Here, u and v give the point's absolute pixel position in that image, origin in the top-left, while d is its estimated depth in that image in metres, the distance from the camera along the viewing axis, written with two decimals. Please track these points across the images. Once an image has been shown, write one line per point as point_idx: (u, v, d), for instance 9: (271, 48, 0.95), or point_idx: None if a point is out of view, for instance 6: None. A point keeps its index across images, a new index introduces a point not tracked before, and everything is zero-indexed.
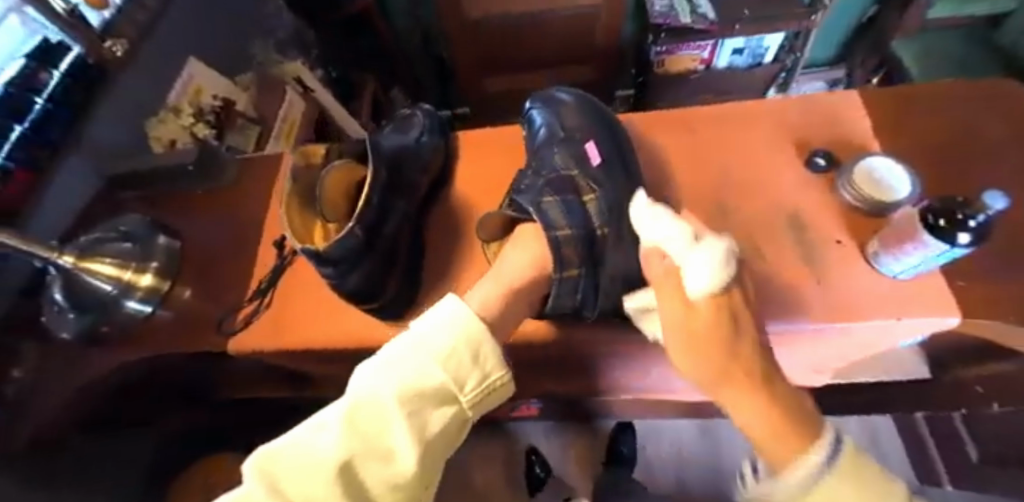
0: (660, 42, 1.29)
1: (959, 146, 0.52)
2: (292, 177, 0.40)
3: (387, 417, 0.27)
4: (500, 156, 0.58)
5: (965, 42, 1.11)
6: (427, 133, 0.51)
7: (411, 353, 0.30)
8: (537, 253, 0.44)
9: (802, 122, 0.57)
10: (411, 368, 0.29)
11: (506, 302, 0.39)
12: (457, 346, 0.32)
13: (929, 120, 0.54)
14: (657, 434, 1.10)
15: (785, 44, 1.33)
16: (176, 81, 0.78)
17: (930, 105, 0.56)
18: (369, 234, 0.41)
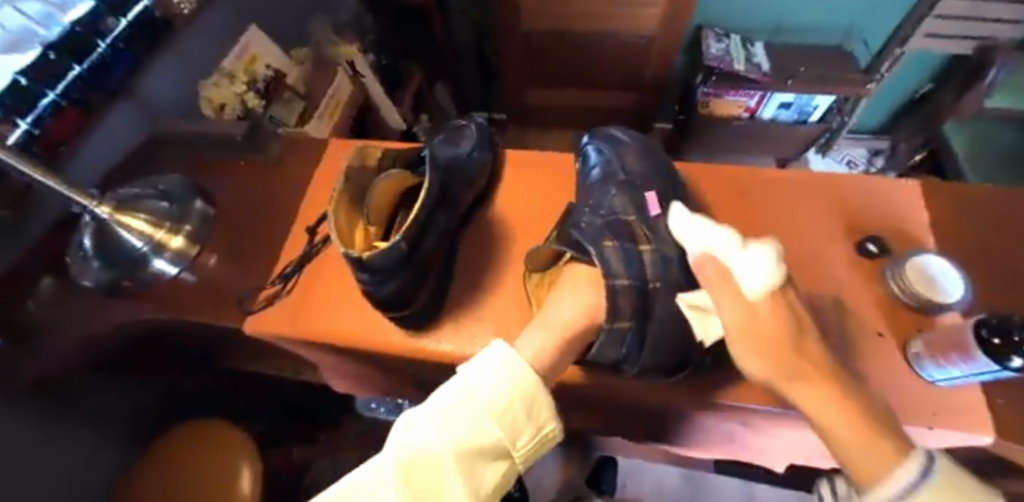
0: (708, 83, 1.28)
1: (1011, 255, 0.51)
2: (347, 175, 0.40)
3: (445, 474, 0.28)
4: (548, 184, 0.58)
5: (1019, 137, 1.09)
6: (478, 149, 0.51)
7: (468, 405, 0.31)
8: (592, 302, 0.44)
9: (855, 201, 0.55)
10: (469, 422, 0.30)
11: (558, 352, 0.40)
12: (513, 402, 0.32)
13: (983, 224, 0.53)
14: (640, 474, 1.08)
15: (834, 106, 1.32)
16: (235, 47, 0.78)
17: (988, 209, 0.54)
18: (410, 247, 0.40)
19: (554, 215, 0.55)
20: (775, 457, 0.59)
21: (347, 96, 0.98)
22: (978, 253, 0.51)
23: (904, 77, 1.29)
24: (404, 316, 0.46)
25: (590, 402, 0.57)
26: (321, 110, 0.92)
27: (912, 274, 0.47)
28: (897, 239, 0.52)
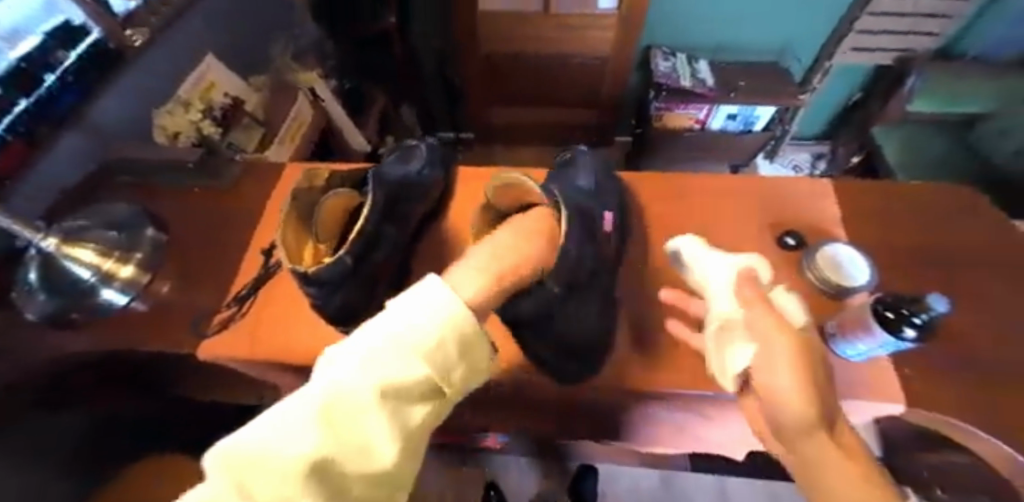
0: (660, 98, 1.35)
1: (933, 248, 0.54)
2: (292, 198, 0.41)
3: (378, 406, 0.23)
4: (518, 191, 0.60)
5: (939, 138, 1.19)
6: (428, 166, 0.53)
7: (393, 340, 0.25)
8: (535, 249, 0.42)
9: (782, 204, 0.59)
10: (400, 355, 0.25)
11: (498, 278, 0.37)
12: (445, 338, 0.27)
13: (905, 221, 0.57)
14: (618, 479, 1.08)
15: (777, 116, 1.40)
16: (190, 74, 0.80)
17: (915, 207, 0.58)
18: (356, 263, 0.42)
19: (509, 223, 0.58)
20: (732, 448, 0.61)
21: (309, 121, 0.98)
22: (896, 245, 0.54)
23: (835, 88, 1.40)
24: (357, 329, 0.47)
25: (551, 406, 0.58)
26: (283, 134, 0.92)
27: (824, 262, 0.51)
28: (819, 234, 0.55)
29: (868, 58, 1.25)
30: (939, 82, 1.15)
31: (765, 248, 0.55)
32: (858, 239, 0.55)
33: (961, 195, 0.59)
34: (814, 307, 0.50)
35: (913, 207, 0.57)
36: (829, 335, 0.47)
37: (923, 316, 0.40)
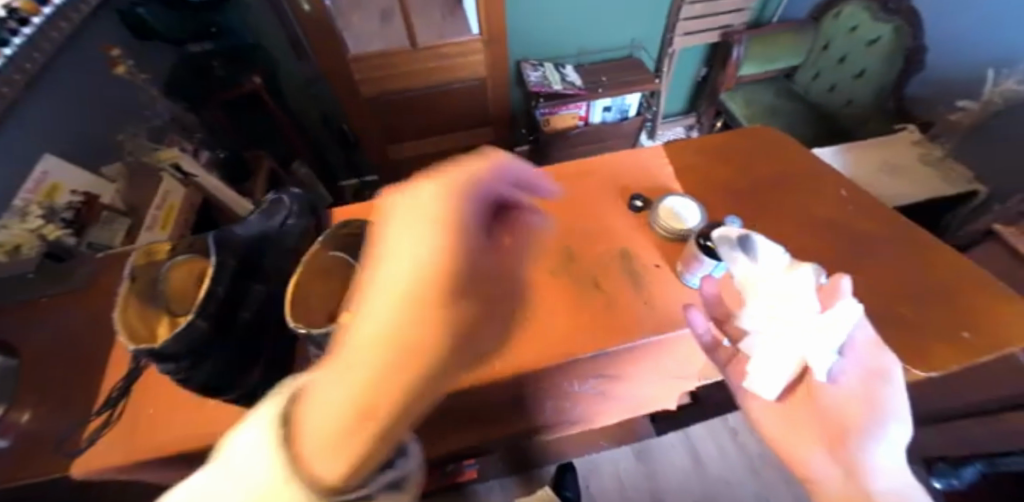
0: (542, 105, 1.43)
1: (788, 173, 0.55)
2: (129, 276, 0.34)
3: (294, 433, 0.20)
4: None
5: (772, 91, 1.41)
6: (294, 216, 0.48)
7: (326, 347, 0.21)
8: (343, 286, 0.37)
9: (645, 166, 0.56)
10: (323, 361, 0.20)
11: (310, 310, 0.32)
12: (356, 349, 0.20)
13: (761, 155, 0.57)
14: (595, 468, 1.11)
15: (646, 101, 1.54)
16: (26, 180, 0.72)
17: (759, 141, 0.59)
18: (215, 326, 0.34)
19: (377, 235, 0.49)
20: (652, 396, 0.63)
21: (182, 197, 0.92)
22: (730, 178, 0.55)
23: (684, 68, 1.58)
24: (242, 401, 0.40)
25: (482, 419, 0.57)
26: (152, 221, 0.85)
27: (664, 215, 0.50)
28: (660, 189, 0.54)
29: (699, 40, 1.45)
30: (757, 47, 1.35)
31: (617, 212, 0.52)
32: (700, 180, 0.55)
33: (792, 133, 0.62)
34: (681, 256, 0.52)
35: (756, 141, 0.58)
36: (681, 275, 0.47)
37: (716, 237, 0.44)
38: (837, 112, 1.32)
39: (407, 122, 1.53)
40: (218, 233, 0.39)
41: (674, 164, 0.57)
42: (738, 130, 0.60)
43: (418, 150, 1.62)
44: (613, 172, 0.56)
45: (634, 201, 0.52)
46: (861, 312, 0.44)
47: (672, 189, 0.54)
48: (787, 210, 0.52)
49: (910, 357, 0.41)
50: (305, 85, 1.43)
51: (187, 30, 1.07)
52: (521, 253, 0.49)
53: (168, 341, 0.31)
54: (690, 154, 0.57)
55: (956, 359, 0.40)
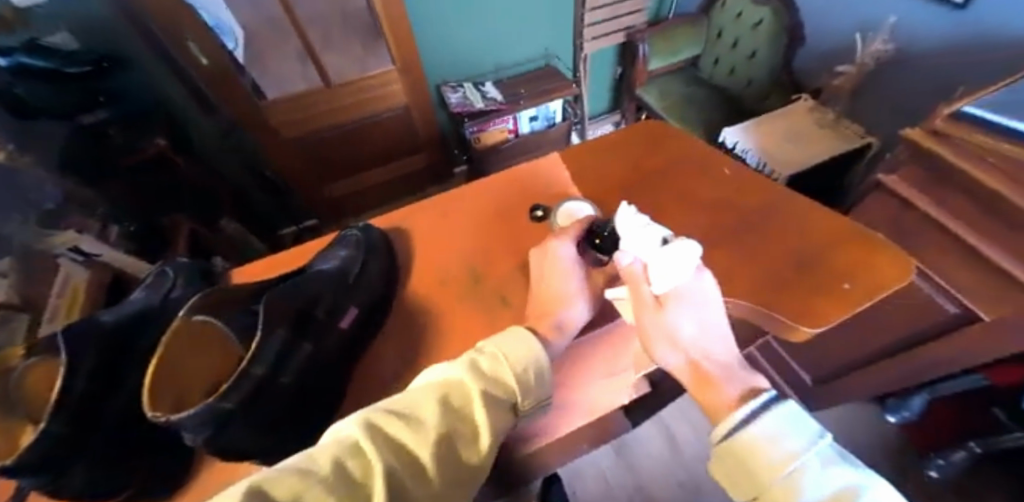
0: (469, 124, 1.45)
1: (680, 163, 0.59)
2: None
3: (407, 406, 0.28)
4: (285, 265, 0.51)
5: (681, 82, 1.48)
6: (180, 287, 0.47)
7: (426, 375, 0.32)
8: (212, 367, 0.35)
9: (546, 176, 0.58)
10: (426, 378, 0.31)
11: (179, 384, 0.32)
12: (439, 382, 0.31)
13: (652, 151, 0.60)
14: (579, 473, 1.10)
15: (568, 105, 1.58)
16: None
17: (649, 137, 0.62)
18: (80, 425, 0.32)
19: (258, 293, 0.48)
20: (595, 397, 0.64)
21: (87, 278, 0.91)
22: (626, 178, 0.57)
23: (598, 69, 1.64)
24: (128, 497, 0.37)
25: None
26: (53, 312, 0.81)
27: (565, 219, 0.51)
28: (558, 195, 0.56)
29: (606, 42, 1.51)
30: (661, 41, 1.42)
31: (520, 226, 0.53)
32: (600, 181, 0.57)
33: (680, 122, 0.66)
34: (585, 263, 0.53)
35: (647, 137, 0.62)
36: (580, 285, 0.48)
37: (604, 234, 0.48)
38: (741, 92, 1.41)
39: (337, 161, 1.51)
40: (81, 323, 0.37)
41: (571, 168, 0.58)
42: (631, 128, 0.63)
43: (354, 186, 1.60)
44: (517, 187, 0.57)
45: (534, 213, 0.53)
46: (754, 285, 0.48)
47: (570, 194, 0.56)
48: (680, 199, 0.55)
49: (802, 317, 0.45)
50: (222, 139, 1.38)
51: (76, 100, 1.01)
52: (431, 284, 0.49)
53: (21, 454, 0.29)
54: (588, 158, 0.60)
55: (839, 312, 0.45)
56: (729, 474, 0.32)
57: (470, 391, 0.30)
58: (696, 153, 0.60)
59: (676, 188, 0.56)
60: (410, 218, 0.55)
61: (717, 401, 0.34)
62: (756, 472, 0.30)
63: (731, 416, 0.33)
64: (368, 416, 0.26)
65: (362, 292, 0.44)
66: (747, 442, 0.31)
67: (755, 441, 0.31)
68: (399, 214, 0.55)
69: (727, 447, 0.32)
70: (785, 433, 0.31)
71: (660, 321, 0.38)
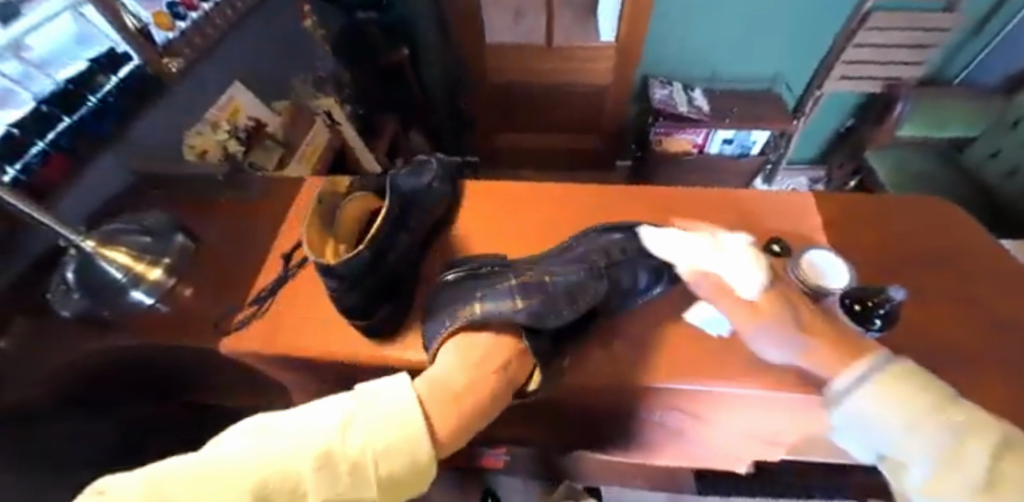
0: (659, 123, 1.39)
1: (943, 259, 0.53)
2: (318, 199, 0.42)
3: (282, 466, 0.30)
4: (509, 214, 0.60)
5: (935, 158, 1.26)
6: (439, 180, 0.55)
7: (394, 418, 0.33)
8: (470, 363, 0.40)
9: (774, 212, 0.58)
10: (399, 438, 0.33)
11: (459, 407, 0.37)
12: (396, 468, 0.32)
13: (904, 231, 0.56)
14: None
15: (771, 142, 1.45)
16: (217, 100, 0.84)
17: (901, 214, 0.58)
18: (376, 260, 0.42)
19: (495, 242, 0.58)
20: (736, 450, 0.60)
21: (326, 138, 1.08)
22: (880, 251, 0.54)
23: (827, 115, 1.47)
24: (367, 326, 0.47)
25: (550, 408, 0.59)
26: (302, 154, 1.01)
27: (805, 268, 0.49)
28: (800, 238, 0.55)
29: (856, 87, 1.34)
30: (927, 104, 1.27)
31: None
32: (855, 243, 0.55)
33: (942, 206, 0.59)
34: None
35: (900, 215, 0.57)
36: None
37: (885, 307, 0.44)
38: (1012, 203, 1.13)
39: (522, 114, 1.52)
40: (390, 186, 0.47)
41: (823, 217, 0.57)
42: (875, 198, 0.60)
43: (524, 144, 1.61)
44: (737, 214, 0.58)
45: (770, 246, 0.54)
46: None
47: (816, 240, 0.55)
48: (936, 297, 0.50)
49: None
50: (443, 59, 1.45)
51: None
52: None
53: (342, 263, 0.39)
54: (849, 215, 0.57)
55: None
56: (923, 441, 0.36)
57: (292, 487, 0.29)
58: (968, 255, 0.54)
59: (929, 282, 0.51)
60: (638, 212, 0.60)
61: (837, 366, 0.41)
62: (931, 403, 0.37)
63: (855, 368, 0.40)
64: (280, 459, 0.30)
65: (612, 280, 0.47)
66: (908, 377, 0.38)
67: (904, 376, 0.38)
68: (620, 204, 0.61)
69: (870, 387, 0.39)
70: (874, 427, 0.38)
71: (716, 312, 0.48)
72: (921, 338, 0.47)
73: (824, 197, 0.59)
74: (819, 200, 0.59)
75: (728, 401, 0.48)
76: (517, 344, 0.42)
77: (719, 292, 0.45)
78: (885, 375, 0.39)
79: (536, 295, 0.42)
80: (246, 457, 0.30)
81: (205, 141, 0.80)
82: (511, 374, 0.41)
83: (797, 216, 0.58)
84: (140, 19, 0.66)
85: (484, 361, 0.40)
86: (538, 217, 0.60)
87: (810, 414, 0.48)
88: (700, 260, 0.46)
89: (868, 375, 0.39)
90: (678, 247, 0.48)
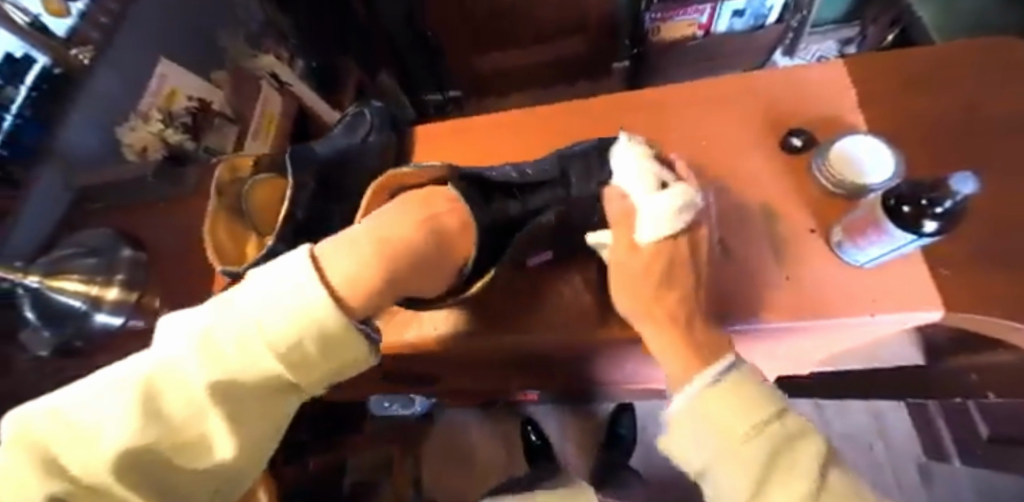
0: (654, 7, 1.20)
1: (997, 124, 0.43)
2: (214, 192, 0.36)
3: (166, 360, 0.26)
4: (472, 155, 0.52)
5: None
6: (376, 131, 0.46)
7: (284, 285, 0.27)
8: (395, 211, 0.34)
9: (785, 98, 0.48)
10: (302, 298, 0.26)
11: (378, 252, 0.30)
12: (303, 336, 0.26)
13: (951, 98, 0.45)
14: (654, 416, 1.01)
15: (790, 3, 1.23)
16: (150, 85, 0.78)
17: (948, 75, 0.47)
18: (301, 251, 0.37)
19: None
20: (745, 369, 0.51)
21: (280, 105, 0.97)
22: (919, 120, 0.45)
23: None
24: None
25: (538, 363, 0.51)
26: (256, 127, 0.92)
27: (835, 159, 0.41)
28: (830, 123, 0.46)
29: None
30: None
31: (754, 152, 0.46)
32: (895, 113, 0.45)
33: (998, 47, 0.47)
34: (815, 209, 0.42)
35: (942, 75, 0.46)
36: (837, 241, 0.39)
37: (947, 205, 0.29)
38: None
39: (495, 31, 1.29)
40: (307, 151, 0.40)
41: (859, 91, 0.47)
42: (910, 58, 0.48)
43: (505, 66, 1.41)
44: (739, 107, 0.49)
45: (791, 139, 0.45)
46: None
47: (852, 125, 0.46)
48: (998, 174, 0.41)
49: None
50: None
51: None
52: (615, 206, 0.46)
53: (252, 263, 0.34)
54: (880, 88, 0.47)
55: None
56: (714, 480, 0.30)
57: (186, 386, 0.25)
58: None
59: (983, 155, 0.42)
60: (624, 126, 0.51)
61: (679, 368, 0.33)
62: (742, 426, 0.29)
63: (706, 373, 0.31)
64: (161, 355, 0.26)
65: (575, 218, 0.41)
66: (745, 389, 0.31)
67: (753, 388, 0.31)
68: (599, 123, 0.51)
69: (703, 401, 0.31)
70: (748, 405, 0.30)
71: (650, 205, 0.34)
72: (982, 231, 0.39)
73: (857, 61, 0.49)
74: (852, 65, 0.49)
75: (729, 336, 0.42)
76: (459, 206, 0.36)
77: (619, 220, 0.37)
78: (690, 394, 0.31)
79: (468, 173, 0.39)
80: (144, 356, 0.27)
81: (142, 137, 0.75)
82: (444, 232, 0.34)
83: (812, 98, 0.48)
84: (28, 12, 0.59)
85: (418, 206, 0.34)
86: (509, 153, 0.51)
87: (849, 330, 0.40)
88: (642, 189, 0.35)
89: (713, 378, 0.31)
90: (620, 163, 0.36)
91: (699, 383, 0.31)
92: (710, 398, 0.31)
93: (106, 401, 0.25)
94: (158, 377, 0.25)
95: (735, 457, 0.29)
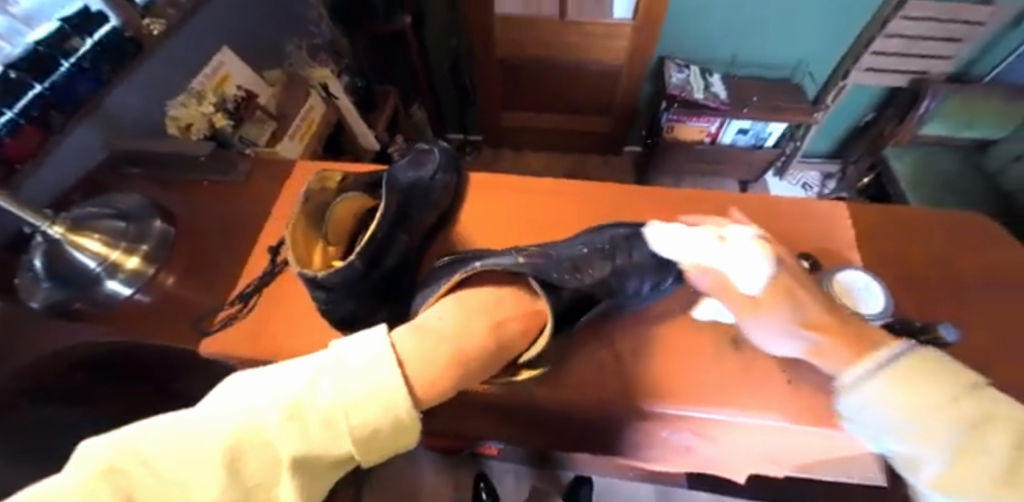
0: (672, 109, 1.29)
1: (955, 279, 0.52)
2: (304, 198, 0.39)
3: (252, 422, 0.28)
4: (517, 208, 0.56)
5: (961, 163, 1.11)
6: (442, 171, 0.50)
7: (373, 379, 0.30)
8: (476, 307, 0.41)
9: (794, 223, 0.56)
10: (388, 386, 0.31)
11: (456, 365, 0.36)
12: (380, 425, 0.30)
13: (923, 251, 0.54)
14: (612, 493, 1.00)
15: (787, 133, 1.39)
16: (206, 66, 0.81)
17: (923, 232, 0.55)
18: (368, 268, 0.40)
19: (511, 246, 0.53)
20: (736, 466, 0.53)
21: (322, 113, 0.99)
22: (906, 269, 0.52)
23: (846, 109, 1.39)
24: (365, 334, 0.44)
25: (543, 422, 0.52)
26: (295, 130, 0.92)
27: (839, 288, 0.47)
28: (831, 253, 0.53)
29: (882, 79, 1.24)
30: (957, 103, 1.08)
31: None
32: (883, 257, 0.53)
33: (959, 218, 0.57)
34: None
35: (915, 231, 0.55)
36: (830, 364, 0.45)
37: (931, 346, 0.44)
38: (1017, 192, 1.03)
39: (528, 92, 1.40)
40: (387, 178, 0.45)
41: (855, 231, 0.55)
42: (893, 211, 0.57)
43: (529, 124, 1.50)
44: (754, 222, 0.56)
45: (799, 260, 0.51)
46: None
47: (848, 258, 0.53)
48: (959, 324, 0.48)
49: None
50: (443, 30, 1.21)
51: None
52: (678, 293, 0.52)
53: (332, 272, 0.36)
54: (869, 230, 0.55)
55: None
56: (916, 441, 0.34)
57: (270, 449, 0.27)
58: (982, 276, 0.52)
59: (946, 306, 0.49)
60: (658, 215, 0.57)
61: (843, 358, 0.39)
62: (934, 397, 0.34)
63: (877, 354, 0.38)
64: (247, 416, 0.28)
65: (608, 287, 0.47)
66: (934, 363, 0.36)
67: (932, 361, 0.36)
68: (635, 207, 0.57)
69: (882, 379, 0.36)
70: (927, 374, 0.35)
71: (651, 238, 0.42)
72: None
73: (857, 206, 0.58)
74: (853, 209, 0.57)
75: (721, 426, 0.45)
76: (528, 308, 0.42)
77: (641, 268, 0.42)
78: (864, 373, 0.37)
79: (545, 266, 0.43)
80: (221, 413, 0.29)
81: (191, 114, 0.76)
82: (503, 341, 0.40)
83: (816, 228, 0.55)
84: None
85: (487, 311, 0.41)
86: (550, 214, 0.56)
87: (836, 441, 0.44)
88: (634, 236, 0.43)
89: (892, 358, 0.37)
90: (689, 247, 0.47)
91: (869, 360, 0.37)
92: (894, 364, 0.36)
93: (184, 458, 0.26)
94: (248, 436, 0.27)
95: (928, 427, 0.33)
